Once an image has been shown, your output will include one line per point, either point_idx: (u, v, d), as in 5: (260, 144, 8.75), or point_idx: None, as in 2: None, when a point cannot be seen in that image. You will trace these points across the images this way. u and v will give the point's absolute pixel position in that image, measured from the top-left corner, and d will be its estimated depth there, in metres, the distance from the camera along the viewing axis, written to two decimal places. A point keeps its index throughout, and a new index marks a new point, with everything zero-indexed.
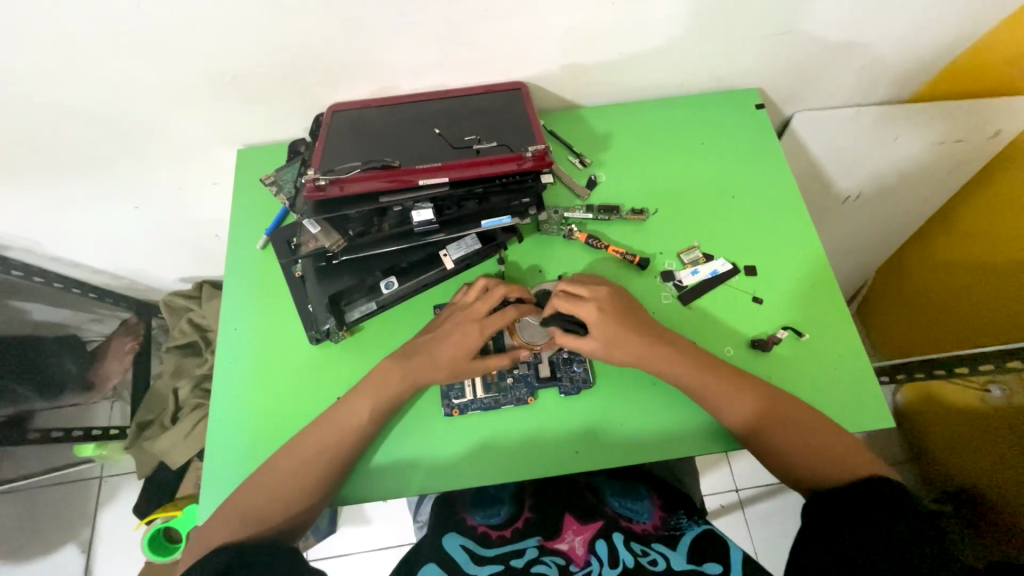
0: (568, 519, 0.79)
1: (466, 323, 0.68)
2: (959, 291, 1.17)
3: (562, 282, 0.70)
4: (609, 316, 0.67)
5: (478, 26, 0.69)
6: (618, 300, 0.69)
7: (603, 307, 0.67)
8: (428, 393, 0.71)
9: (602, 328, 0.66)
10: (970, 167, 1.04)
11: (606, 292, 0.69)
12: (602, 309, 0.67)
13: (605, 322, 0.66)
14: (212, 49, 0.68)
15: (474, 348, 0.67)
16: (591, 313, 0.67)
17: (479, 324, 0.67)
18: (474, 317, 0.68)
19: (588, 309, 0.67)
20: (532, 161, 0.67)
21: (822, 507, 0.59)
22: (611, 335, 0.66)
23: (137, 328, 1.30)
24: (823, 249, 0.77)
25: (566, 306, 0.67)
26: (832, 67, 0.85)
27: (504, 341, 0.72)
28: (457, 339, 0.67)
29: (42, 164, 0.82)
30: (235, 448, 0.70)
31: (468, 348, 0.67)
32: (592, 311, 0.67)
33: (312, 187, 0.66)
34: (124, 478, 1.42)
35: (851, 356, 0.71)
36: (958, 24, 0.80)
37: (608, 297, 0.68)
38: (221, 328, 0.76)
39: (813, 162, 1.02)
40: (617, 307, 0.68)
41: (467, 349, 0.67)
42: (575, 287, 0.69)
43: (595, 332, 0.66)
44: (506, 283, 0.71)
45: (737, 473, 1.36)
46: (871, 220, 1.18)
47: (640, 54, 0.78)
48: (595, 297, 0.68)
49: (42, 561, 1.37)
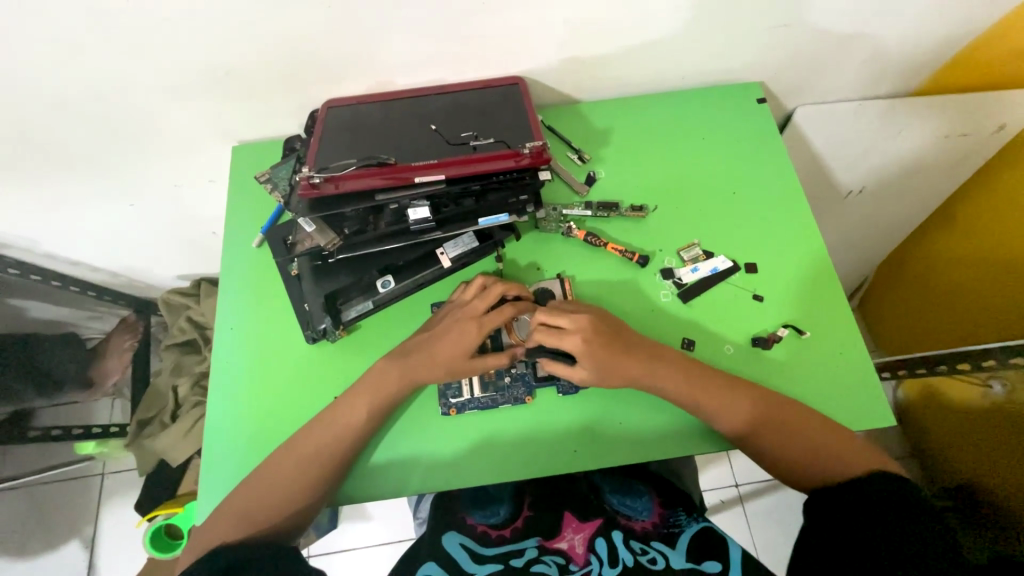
0: (568, 516, 0.79)
1: (464, 321, 0.67)
2: (965, 285, 1.16)
3: (539, 314, 0.67)
4: (594, 346, 0.65)
5: (476, 21, 0.68)
6: (602, 328, 0.66)
7: (587, 337, 0.65)
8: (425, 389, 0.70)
9: (590, 360, 0.65)
10: (975, 161, 1.02)
11: (588, 321, 0.66)
12: (586, 339, 0.65)
13: (593, 353, 0.64)
14: (206, 46, 0.67)
15: (473, 346, 0.66)
16: (576, 345, 0.64)
17: (478, 322, 0.67)
18: (473, 315, 0.67)
19: (574, 342, 0.64)
20: (529, 157, 0.67)
21: (823, 503, 0.59)
22: (601, 363, 0.65)
23: (137, 326, 1.29)
24: (824, 245, 0.76)
25: (550, 338, 0.65)
26: (836, 58, 0.83)
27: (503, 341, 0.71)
28: (455, 338, 0.66)
29: (37, 163, 0.81)
30: (231, 449, 0.69)
31: (467, 346, 0.66)
32: (577, 343, 0.64)
33: (306, 185, 0.65)
34: (125, 475, 1.42)
35: (852, 354, 0.71)
36: (964, 17, 0.79)
37: (590, 326, 0.66)
38: (218, 325, 0.75)
39: (816, 158, 1.01)
40: (601, 335, 0.65)
41: (465, 349, 0.66)
42: (555, 317, 0.66)
43: (584, 363, 0.65)
44: (505, 281, 0.70)
45: (738, 469, 1.36)
46: (875, 215, 1.17)
47: (639, 48, 0.77)
48: (578, 328, 0.65)
49: (45, 558, 1.37)
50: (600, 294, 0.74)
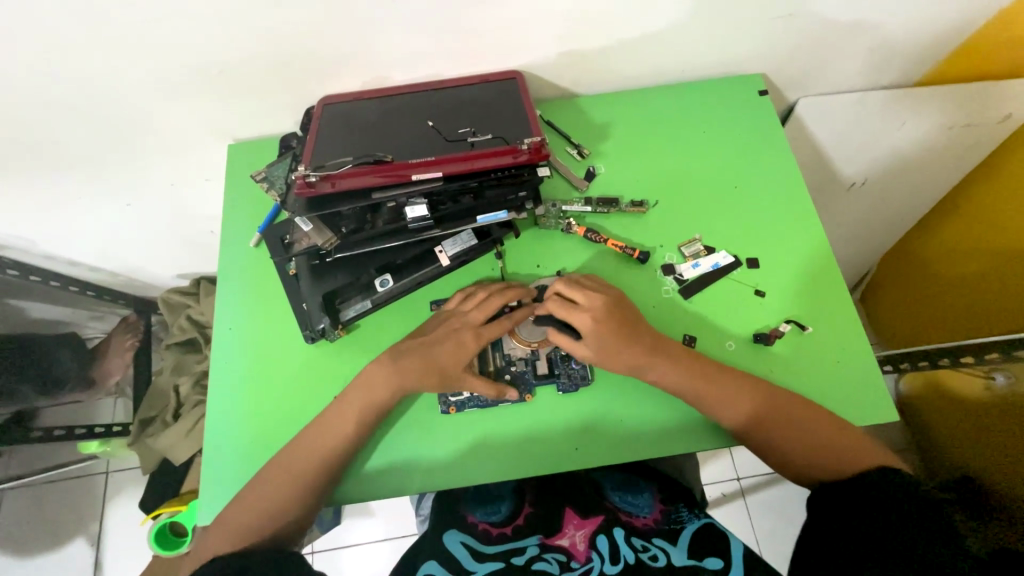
0: (569, 513, 0.78)
1: (460, 333, 0.67)
2: (969, 276, 1.15)
3: (557, 284, 0.68)
4: (603, 326, 0.65)
5: (472, 15, 0.67)
6: (617, 310, 0.66)
7: (598, 316, 0.65)
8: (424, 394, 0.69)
9: (594, 338, 0.65)
10: (979, 151, 1.01)
11: (603, 301, 0.66)
12: (596, 318, 0.65)
13: (600, 332, 0.65)
14: (199, 44, 0.66)
15: (468, 359, 0.66)
16: (583, 322, 0.65)
17: (474, 335, 0.66)
18: (470, 327, 0.67)
19: (583, 318, 0.65)
20: (528, 153, 0.66)
21: (827, 498, 0.59)
22: (603, 344, 0.65)
23: (137, 325, 1.30)
24: (826, 239, 0.75)
25: (560, 310, 0.66)
26: (838, 49, 0.82)
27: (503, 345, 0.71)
28: (450, 349, 0.66)
29: (32, 163, 0.81)
30: (231, 450, 0.69)
31: (461, 359, 0.66)
32: (585, 320, 0.65)
33: (302, 184, 0.64)
34: (128, 473, 1.43)
35: (856, 349, 0.70)
36: (969, 5, 0.78)
37: (603, 307, 0.66)
38: (215, 326, 0.75)
39: (817, 151, 1.00)
40: (613, 317, 0.65)
41: (459, 362, 0.66)
42: (571, 291, 0.67)
43: (588, 340, 0.65)
44: (503, 289, 0.70)
45: (740, 463, 1.36)
46: (878, 207, 1.16)
47: (638, 40, 0.76)
48: (591, 306, 0.66)
49: (50, 556, 1.38)
50: None
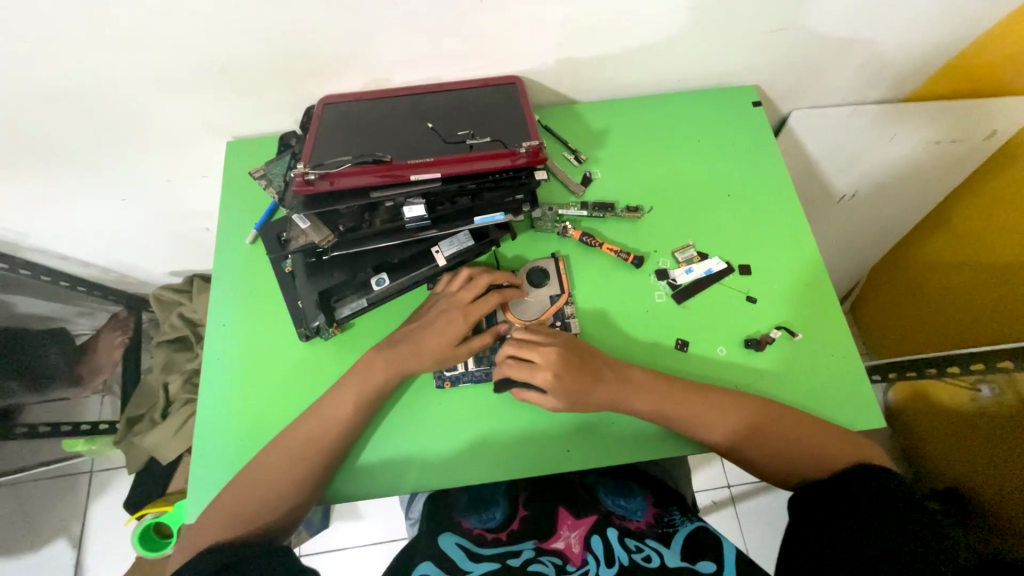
0: (563, 514, 0.79)
1: (451, 311, 0.68)
2: (956, 289, 1.17)
3: (509, 347, 0.67)
4: (564, 378, 0.65)
5: (474, 19, 0.68)
6: (571, 358, 0.66)
7: (557, 371, 0.65)
8: (419, 375, 0.70)
9: (560, 392, 0.65)
10: (967, 166, 1.03)
11: (557, 353, 0.66)
12: (556, 374, 0.65)
13: (563, 386, 0.64)
14: (202, 40, 0.66)
15: (460, 335, 0.67)
16: (545, 381, 0.64)
17: (463, 312, 0.68)
18: (459, 305, 0.69)
19: (544, 377, 0.64)
20: (526, 157, 0.67)
21: (811, 500, 0.59)
22: (570, 396, 0.65)
23: (128, 322, 1.28)
24: (817, 248, 0.76)
25: (520, 373, 0.65)
26: (832, 63, 0.84)
27: (497, 319, 0.73)
28: (441, 328, 0.67)
29: (28, 155, 0.80)
30: (223, 448, 0.69)
31: (452, 335, 0.67)
32: (547, 378, 0.64)
33: (301, 182, 0.65)
34: (114, 472, 1.41)
35: (846, 355, 0.71)
36: (959, 23, 0.80)
37: (558, 359, 0.65)
38: (209, 323, 0.75)
39: (811, 163, 1.02)
40: (570, 367, 0.65)
41: (450, 337, 0.67)
42: (524, 350, 0.67)
43: (554, 396, 0.65)
44: (490, 271, 0.72)
45: (730, 470, 1.37)
46: (868, 220, 1.18)
47: (636, 49, 0.77)
48: (547, 362, 0.65)
49: (31, 556, 1.35)
50: (595, 295, 0.74)
